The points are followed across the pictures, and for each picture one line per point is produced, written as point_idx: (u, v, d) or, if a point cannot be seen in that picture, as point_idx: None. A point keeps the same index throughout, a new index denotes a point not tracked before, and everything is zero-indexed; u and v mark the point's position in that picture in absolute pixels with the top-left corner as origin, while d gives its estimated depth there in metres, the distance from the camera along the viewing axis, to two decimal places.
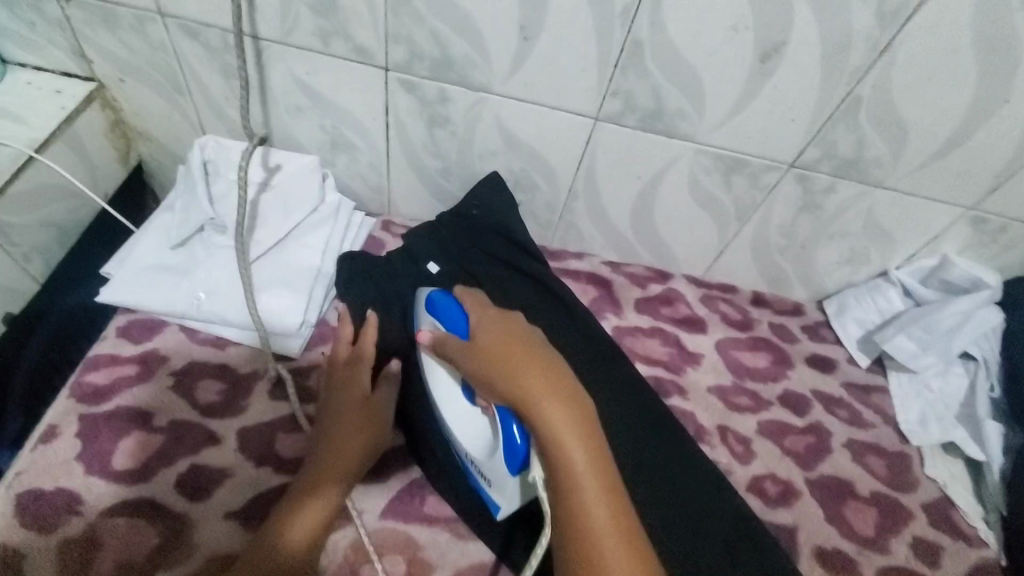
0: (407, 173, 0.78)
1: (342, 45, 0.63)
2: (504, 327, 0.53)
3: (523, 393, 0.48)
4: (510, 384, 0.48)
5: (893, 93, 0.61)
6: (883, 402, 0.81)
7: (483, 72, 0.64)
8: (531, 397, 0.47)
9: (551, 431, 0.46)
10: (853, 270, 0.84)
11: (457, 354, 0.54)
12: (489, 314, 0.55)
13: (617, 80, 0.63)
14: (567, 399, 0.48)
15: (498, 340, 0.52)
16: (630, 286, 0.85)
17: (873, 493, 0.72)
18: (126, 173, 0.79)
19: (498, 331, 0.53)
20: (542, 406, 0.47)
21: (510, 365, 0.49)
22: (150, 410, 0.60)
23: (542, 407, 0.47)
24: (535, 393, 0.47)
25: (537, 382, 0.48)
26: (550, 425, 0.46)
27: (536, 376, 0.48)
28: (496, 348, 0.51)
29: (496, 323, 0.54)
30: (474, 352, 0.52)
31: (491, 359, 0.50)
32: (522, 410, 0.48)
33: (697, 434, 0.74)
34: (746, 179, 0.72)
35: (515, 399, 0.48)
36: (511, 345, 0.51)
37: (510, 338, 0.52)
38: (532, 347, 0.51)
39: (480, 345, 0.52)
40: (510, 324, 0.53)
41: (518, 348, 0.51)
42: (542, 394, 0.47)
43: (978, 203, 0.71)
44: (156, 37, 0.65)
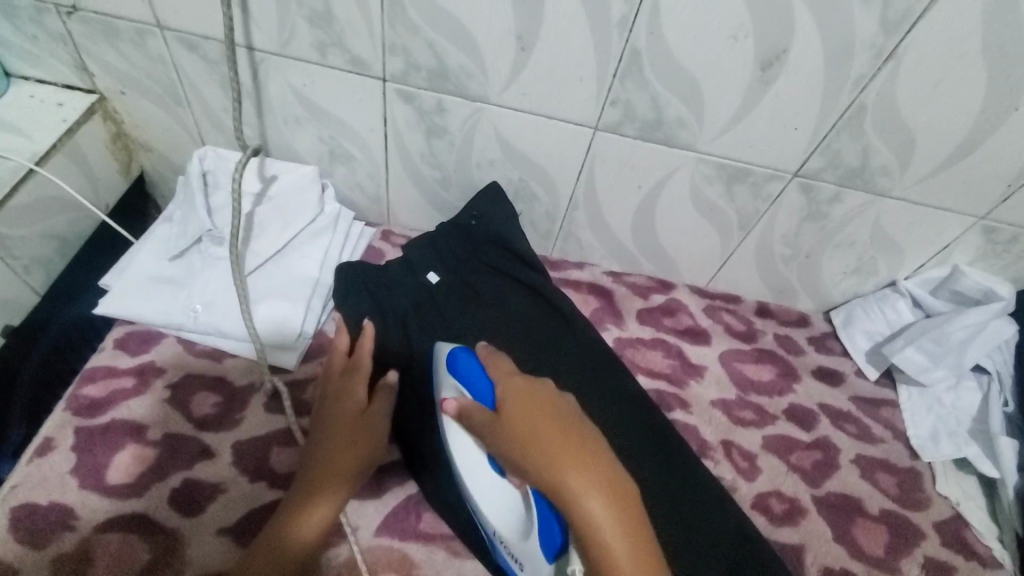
0: (406, 183, 0.77)
1: (339, 56, 0.62)
2: (541, 406, 0.48)
3: (568, 493, 0.43)
4: (557, 483, 0.43)
5: (899, 101, 0.60)
6: (892, 416, 0.79)
7: (480, 82, 0.63)
8: (580, 500, 0.42)
9: (601, 540, 0.42)
10: (860, 280, 0.82)
11: (488, 433, 0.48)
12: (521, 387, 0.50)
13: (616, 89, 0.62)
14: (617, 501, 0.43)
15: (537, 424, 0.46)
16: (632, 297, 0.84)
17: (883, 510, 0.70)
18: (128, 184, 0.79)
19: (536, 412, 0.47)
20: (592, 511, 0.42)
21: (555, 458, 0.44)
22: (145, 424, 0.60)
23: (592, 511, 0.42)
24: (585, 496, 0.43)
25: (587, 481, 0.43)
26: (601, 533, 0.42)
27: (585, 474, 0.43)
28: (537, 435, 0.45)
29: (532, 401, 0.48)
30: (509, 436, 0.46)
31: (532, 448, 0.45)
32: (568, 511, 0.43)
33: (701, 449, 0.72)
34: (749, 188, 0.71)
35: (560, 499, 0.43)
36: (553, 432, 0.46)
37: (551, 423, 0.46)
38: (574, 433, 0.46)
39: (517, 429, 0.46)
40: (548, 404, 0.48)
41: (562, 436, 0.45)
42: (592, 495, 0.43)
43: (988, 213, 0.69)
44: (155, 50, 0.65)
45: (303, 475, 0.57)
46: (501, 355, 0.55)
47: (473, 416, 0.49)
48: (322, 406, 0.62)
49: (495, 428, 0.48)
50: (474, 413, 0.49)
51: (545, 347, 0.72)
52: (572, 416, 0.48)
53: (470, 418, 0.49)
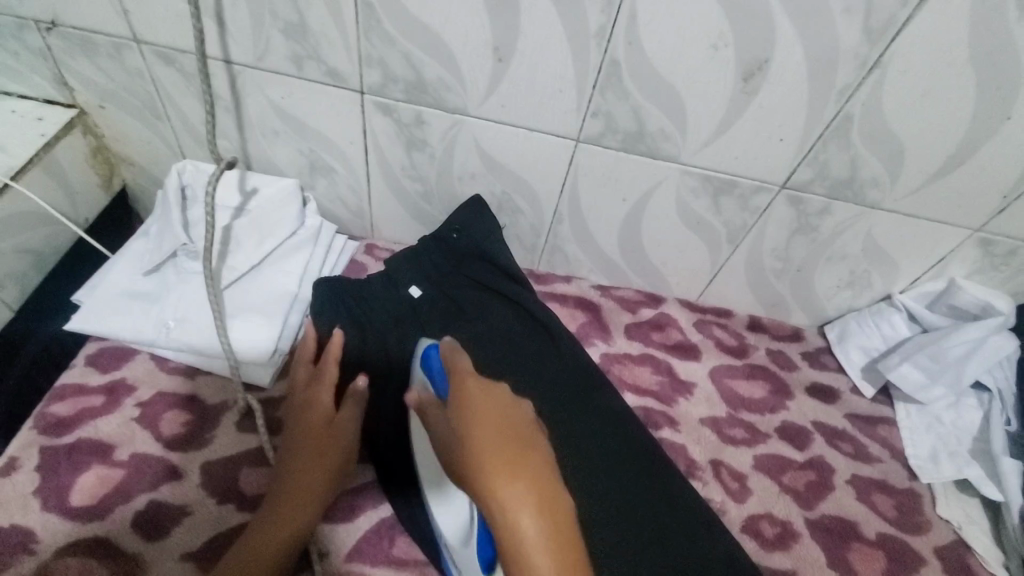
0: (387, 196, 0.76)
1: (316, 68, 0.62)
2: (487, 408, 0.45)
3: (497, 503, 0.40)
4: (486, 494, 0.40)
5: (885, 111, 0.58)
6: (889, 435, 0.76)
7: (459, 94, 0.62)
8: (506, 514, 0.39)
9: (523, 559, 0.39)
10: (854, 294, 0.80)
11: (438, 434, 0.47)
12: (474, 388, 0.47)
13: (596, 101, 0.61)
14: (548, 518, 0.39)
15: (479, 429, 0.43)
16: (620, 311, 0.82)
17: (880, 535, 0.67)
18: (108, 198, 0.79)
19: (480, 415, 0.44)
20: (517, 527, 0.39)
21: (487, 466, 0.41)
22: (113, 443, 0.59)
23: (517, 527, 0.39)
24: (511, 510, 0.39)
25: (516, 493, 0.40)
26: (524, 551, 0.38)
27: (516, 486, 0.40)
28: (476, 441, 0.43)
29: (480, 403, 0.45)
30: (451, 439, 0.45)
31: (468, 455, 0.42)
32: (495, 525, 0.40)
33: (689, 469, 0.70)
34: (736, 201, 0.70)
35: (490, 510, 0.40)
36: (492, 438, 0.43)
37: (492, 428, 0.43)
38: (515, 440, 0.43)
39: (460, 431, 0.44)
40: (496, 407, 0.45)
41: (499, 443, 0.42)
42: (516, 507, 0.39)
43: (984, 225, 0.67)
44: (133, 64, 0.65)
45: (270, 495, 0.55)
46: (463, 354, 0.52)
47: (428, 413, 0.48)
48: (291, 420, 0.61)
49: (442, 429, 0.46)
50: (429, 412, 0.48)
51: (526, 362, 0.70)
52: (522, 422, 0.45)
53: (426, 415, 0.48)
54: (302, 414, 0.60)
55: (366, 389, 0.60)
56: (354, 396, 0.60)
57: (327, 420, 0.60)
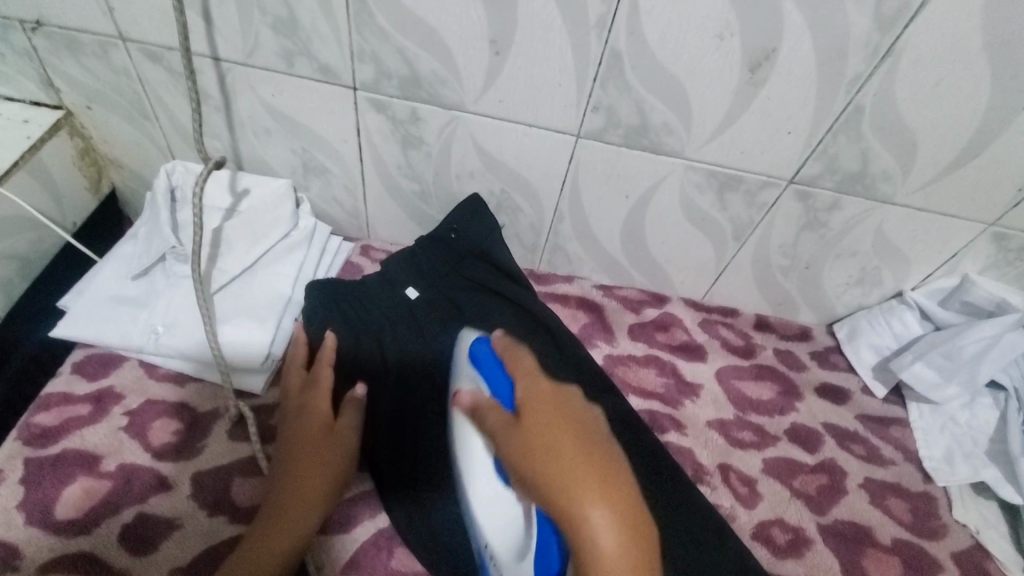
0: (383, 196, 0.74)
1: (307, 64, 0.60)
2: (561, 410, 0.43)
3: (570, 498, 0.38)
4: (564, 506, 0.38)
5: (897, 102, 0.56)
6: (902, 436, 0.74)
7: (455, 90, 0.60)
8: (585, 524, 0.37)
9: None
10: (864, 291, 0.78)
11: (505, 438, 0.44)
12: (542, 385, 0.47)
13: (597, 94, 0.59)
14: (627, 527, 0.37)
15: (550, 433, 0.41)
16: (623, 311, 0.80)
17: (896, 540, 0.65)
18: (97, 202, 0.77)
19: (554, 416, 0.43)
20: (596, 541, 0.37)
21: (564, 476, 0.39)
22: (99, 454, 0.57)
23: (596, 543, 0.37)
24: (591, 522, 0.37)
25: (600, 508, 0.37)
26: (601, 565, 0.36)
27: (602, 505, 0.38)
28: (552, 448, 0.40)
29: (549, 405, 0.44)
30: (518, 442, 0.42)
31: (540, 463, 0.40)
32: (570, 537, 0.38)
33: (696, 473, 0.68)
34: (742, 197, 0.67)
35: (565, 522, 0.38)
36: (568, 440, 0.41)
37: (569, 431, 0.41)
38: (593, 448, 0.40)
39: (527, 431, 0.42)
40: (568, 409, 0.44)
41: (579, 456, 0.40)
42: (598, 516, 0.37)
43: (999, 219, 0.65)
44: (119, 63, 0.63)
45: (267, 505, 0.53)
46: (518, 346, 0.53)
47: (489, 415, 0.46)
48: (285, 427, 0.59)
49: (509, 433, 0.43)
50: (488, 413, 0.46)
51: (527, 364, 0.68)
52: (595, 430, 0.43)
53: (484, 416, 0.46)
54: (299, 419, 0.59)
55: (363, 397, 0.61)
56: (354, 401, 0.60)
57: (326, 426, 0.59)
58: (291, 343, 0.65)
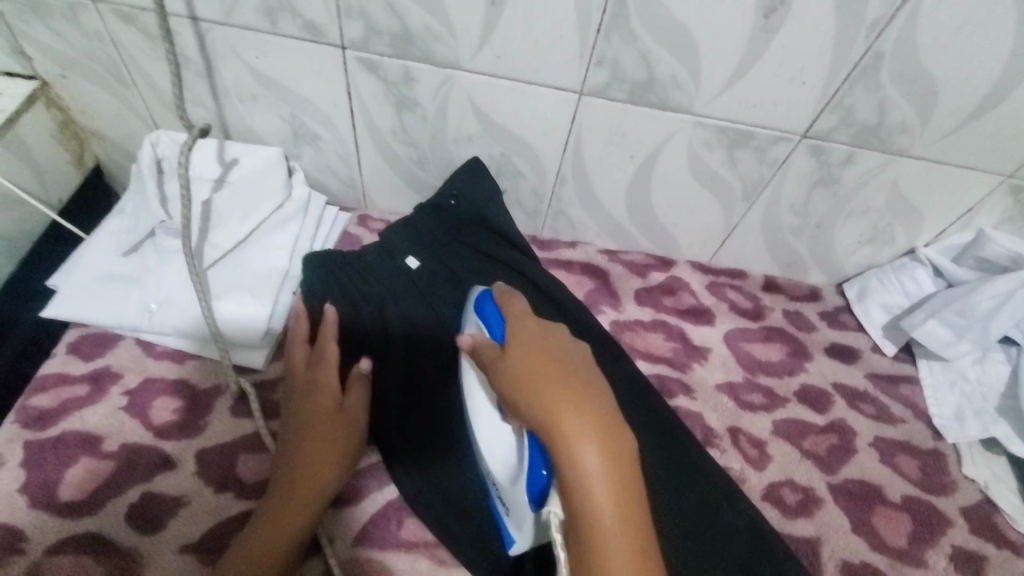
0: (379, 163, 0.72)
1: (290, 22, 0.56)
2: (548, 344, 0.43)
3: (545, 406, 0.38)
4: (551, 429, 0.38)
5: (919, 47, 0.53)
6: (912, 394, 0.73)
7: (449, 46, 0.57)
8: (570, 445, 0.37)
9: (586, 501, 0.37)
10: (875, 250, 0.76)
11: (493, 371, 0.43)
12: (528, 321, 0.46)
13: (601, 47, 0.56)
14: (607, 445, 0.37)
15: (534, 364, 0.41)
16: (629, 276, 0.78)
17: (906, 498, 0.65)
18: (81, 176, 0.74)
19: (542, 348, 0.42)
20: (580, 460, 0.37)
21: (550, 402, 0.39)
22: (100, 434, 0.56)
23: (582, 463, 0.37)
24: (574, 442, 0.37)
25: (585, 432, 0.37)
26: (586, 483, 0.37)
27: (585, 426, 0.38)
28: (534, 377, 0.40)
29: (538, 339, 0.43)
30: (506, 373, 0.41)
31: (527, 388, 0.40)
32: (555, 456, 0.38)
33: (705, 438, 0.67)
34: (752, 153, 0.65)
35: (551, 445, 0.38)
36: (551, 370, 0.40)
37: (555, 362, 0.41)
38: (576, 377, 0.40)
39: (516, 363, 0.41)
40: (555, 342, 0.43)
41: (565, 382, 0.39)
42: (580, 439, 0.37)
43: (1016, 171, 0.63)
44: (92, 27, 0.59)
45: (277, 479, 0.53)
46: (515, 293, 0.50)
47: (480, 351, 0.44)
48: (290, 404, 0.58)
49: (498, 366, 0.42)
50: (480, 349, 0.44)
51: None
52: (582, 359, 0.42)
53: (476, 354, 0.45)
54: (306, 396, 0.58)
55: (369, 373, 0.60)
56: (360, 377, 0.59)
57: (336, 404, 0.57)
58: (291, 319, 0.62)
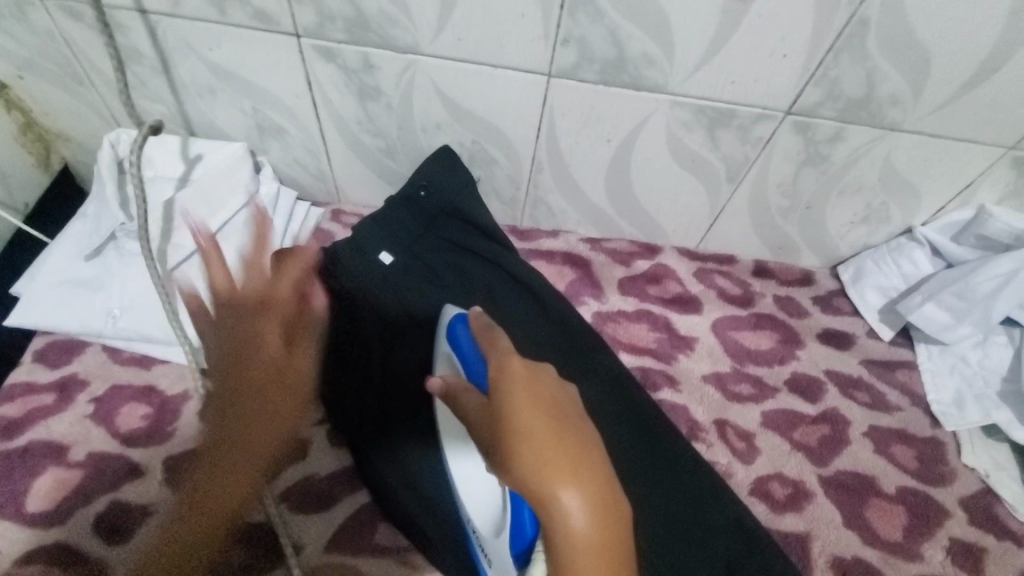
0: (348, 155, 0.69)
1: (240, 11, 0.54)
2: (533, 391, 0.43)
3: (536, 464, 0.39)
4: (541, 491, 0.38)
5: (908, 12, 0.49)
6: (910, 380, 0.70)
7: (409, 30, 0.54)
8: (558, 506, 0.38)
9: (575, 560, 0.38)
10: (870, 230, 0.72)
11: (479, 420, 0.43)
12: (511, 361, 0.46)
13: (566, 24, 0.52)
14: (595, 503, 0.38)
15: (525, 419, 0.41)
16: (612, 265, 0.75)
17: (901, 489, 0.62)
18: (50, 178, 0.72)
19: (528, 397, 0.42)
20: (568, 521, 0.38)
21: (541, 461, 0.39)
22: (67, 443, 0.55)
23: (569, 525, 0.38)
24: (562, 504, 0.38)
25: (572, 492, 0.38)
26: (575, 546, 0.38)
27: (574, 489, 0.38)
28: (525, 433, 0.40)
29: (523, 385, 0.43)
30: (490, 427, 0.43)
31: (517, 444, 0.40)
32: (543, 512, 0.39)
33: (691, 431, 0.65)
34: (734, 133, 0.61)
35: (539, 504, 0.39)
36: (543, 426, 0.41)
37: (541, 413, 0.41)
38: (567, 430, 0.41)
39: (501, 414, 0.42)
40: (540, 386, 0.43)
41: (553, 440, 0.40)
42: (569, 500, 0.38)
43: (1017, 142, 0.59)
44: (39, 24, 0.56)
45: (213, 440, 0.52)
46: (495, 329, 0.51)
47: (461, 398, 0.46)
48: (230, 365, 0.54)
49: (483, 417, 0.43)
50: (461, 397, 0.46)
51: (511, 325, 0.65)
52: (569, 407, 0.43)
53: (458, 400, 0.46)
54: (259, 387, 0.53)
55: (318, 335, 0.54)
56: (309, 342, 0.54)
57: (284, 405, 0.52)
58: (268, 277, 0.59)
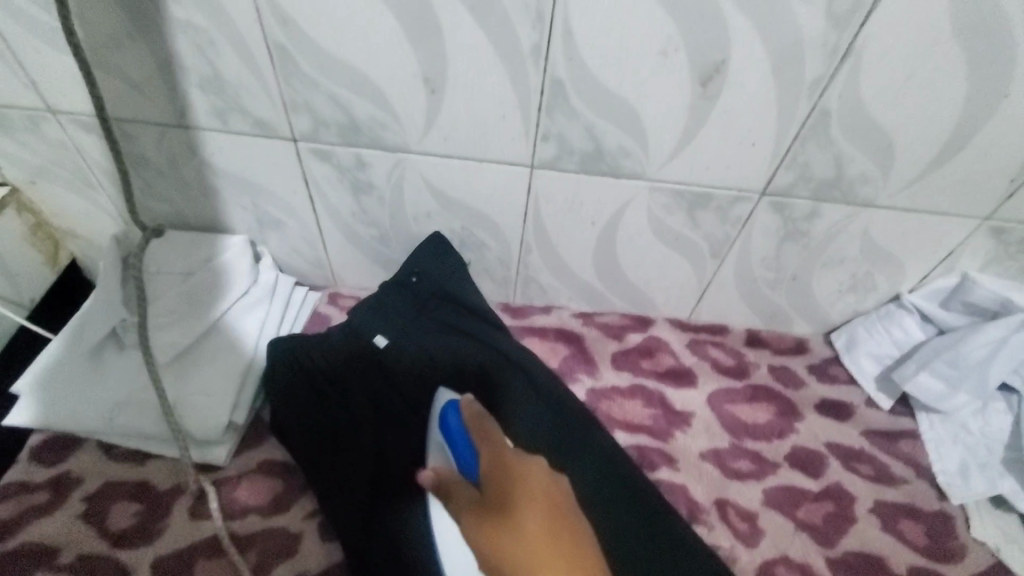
0: (343, 243, 0.72)
1: (241, 120, 0.57)
2: (528, 487, 0.45)
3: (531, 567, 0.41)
4: None
5: (866, 104, 0.52)
6: (913, 450, 0.69)
7: (397, 132, 0.58)
8: None
9: None
10: (859, 298, 0.73)
11: (474, 518, 0.44)
12: (505, 455, 0.47)
13: (544, 123, 0.56)
14: None
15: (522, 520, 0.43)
16: (605, 339, 0.76)
17: (912, 569, 0.61)
18: (56, 273, 0.75)
19: (525, 497, 0.44)
20: None
21: (535, 561, 0.41)
22: (55, 546, 0.55)
23: None
24: None
25: None
26: None
27: None
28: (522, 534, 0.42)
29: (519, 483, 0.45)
30: (485, 525, 0.44)
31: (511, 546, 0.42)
32: None
33: (691, 513, 0.63)
34: (713, 213, 0.64)
35: None
36: (538, 525, 0.43)
37: (539, 514, 0.43)
38: (561, 529, 0.43)
39: (496, 512, 0.44)
40: (535, 484, 0.45)
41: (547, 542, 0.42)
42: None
43: (992, 213, 0.60)
44: (54, 136, 0.61)
45: None
46: (485, 413, 0.49)
47: (452, 493, 0.45)
48: None
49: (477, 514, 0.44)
50: (453, 493, 0.45)
51: (504, 406, 0.65)
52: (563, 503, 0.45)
53: (450, 494, 0.46)
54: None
55: None
56: None
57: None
58: None
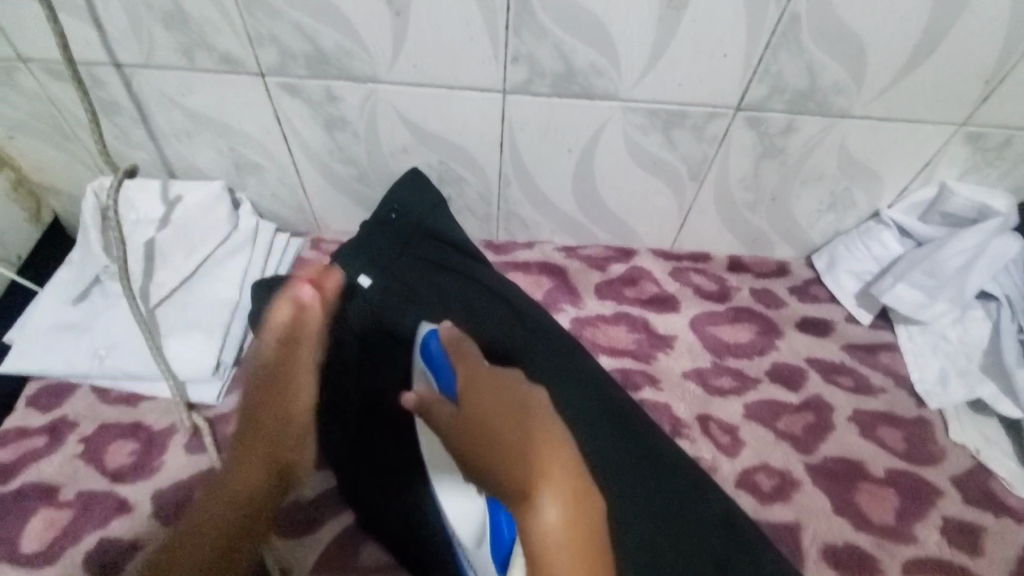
0: (322, 184, 0.72)
1: (206, 57, 0.57)
2: (503, 398, 0.44)
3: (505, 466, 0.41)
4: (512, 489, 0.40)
5: (836, 6, 0.51)
6: (892, 362, 0.71)
7: (367, 61, 0.57)
8: (530, 503, 0.40)
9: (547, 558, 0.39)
10: (838, 217, 0.73)
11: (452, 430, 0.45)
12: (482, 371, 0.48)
13: (513, 44, 0.55)
14: (568, 501, 0.40)
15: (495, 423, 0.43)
16: (587, 270, 0.77)
17: (889, 472, 0.63)
18: (38, 230, 0.76)
19: (498, 403, 0.44)
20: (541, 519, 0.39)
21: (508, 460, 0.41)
22: (58, 484, 0.57)
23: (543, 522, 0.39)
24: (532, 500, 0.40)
25: (541, 491, 0.40)
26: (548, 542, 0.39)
27: (544, 488, 0.40)
28: (494, 435, 0.42)
29: (493, 391, 0.45)
30: (462, 434, 0.44)
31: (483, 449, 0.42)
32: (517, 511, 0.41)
33: (675, 428, 0.65)
34: (689, 132, 0.63)
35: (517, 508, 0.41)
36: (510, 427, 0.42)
37: (510, 416, 0.43)
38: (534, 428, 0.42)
39: (473, 422, 0.44)
40: (510, 393, 0.45)
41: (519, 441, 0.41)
42: (542, 501, 0.39)
43: (969, 117, 0.60)
44: (27, 87, 0.60)
45: None
46: (466, 342, 0.52)
47: (434, 411, 0.46)
48: None
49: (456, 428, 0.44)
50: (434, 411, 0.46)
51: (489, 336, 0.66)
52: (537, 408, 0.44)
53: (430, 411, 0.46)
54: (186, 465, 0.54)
55: None
56: None
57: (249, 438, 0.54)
58: None
